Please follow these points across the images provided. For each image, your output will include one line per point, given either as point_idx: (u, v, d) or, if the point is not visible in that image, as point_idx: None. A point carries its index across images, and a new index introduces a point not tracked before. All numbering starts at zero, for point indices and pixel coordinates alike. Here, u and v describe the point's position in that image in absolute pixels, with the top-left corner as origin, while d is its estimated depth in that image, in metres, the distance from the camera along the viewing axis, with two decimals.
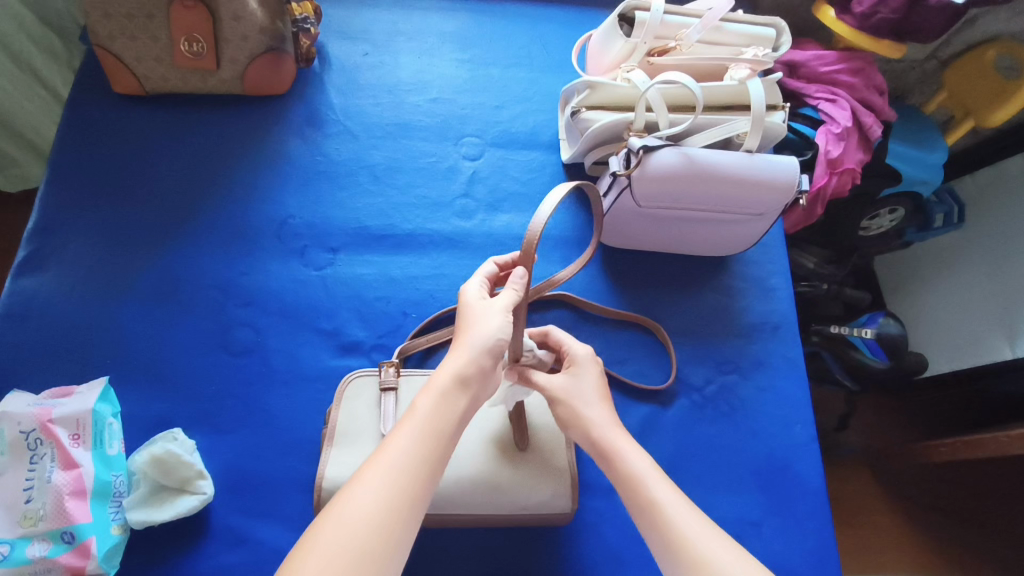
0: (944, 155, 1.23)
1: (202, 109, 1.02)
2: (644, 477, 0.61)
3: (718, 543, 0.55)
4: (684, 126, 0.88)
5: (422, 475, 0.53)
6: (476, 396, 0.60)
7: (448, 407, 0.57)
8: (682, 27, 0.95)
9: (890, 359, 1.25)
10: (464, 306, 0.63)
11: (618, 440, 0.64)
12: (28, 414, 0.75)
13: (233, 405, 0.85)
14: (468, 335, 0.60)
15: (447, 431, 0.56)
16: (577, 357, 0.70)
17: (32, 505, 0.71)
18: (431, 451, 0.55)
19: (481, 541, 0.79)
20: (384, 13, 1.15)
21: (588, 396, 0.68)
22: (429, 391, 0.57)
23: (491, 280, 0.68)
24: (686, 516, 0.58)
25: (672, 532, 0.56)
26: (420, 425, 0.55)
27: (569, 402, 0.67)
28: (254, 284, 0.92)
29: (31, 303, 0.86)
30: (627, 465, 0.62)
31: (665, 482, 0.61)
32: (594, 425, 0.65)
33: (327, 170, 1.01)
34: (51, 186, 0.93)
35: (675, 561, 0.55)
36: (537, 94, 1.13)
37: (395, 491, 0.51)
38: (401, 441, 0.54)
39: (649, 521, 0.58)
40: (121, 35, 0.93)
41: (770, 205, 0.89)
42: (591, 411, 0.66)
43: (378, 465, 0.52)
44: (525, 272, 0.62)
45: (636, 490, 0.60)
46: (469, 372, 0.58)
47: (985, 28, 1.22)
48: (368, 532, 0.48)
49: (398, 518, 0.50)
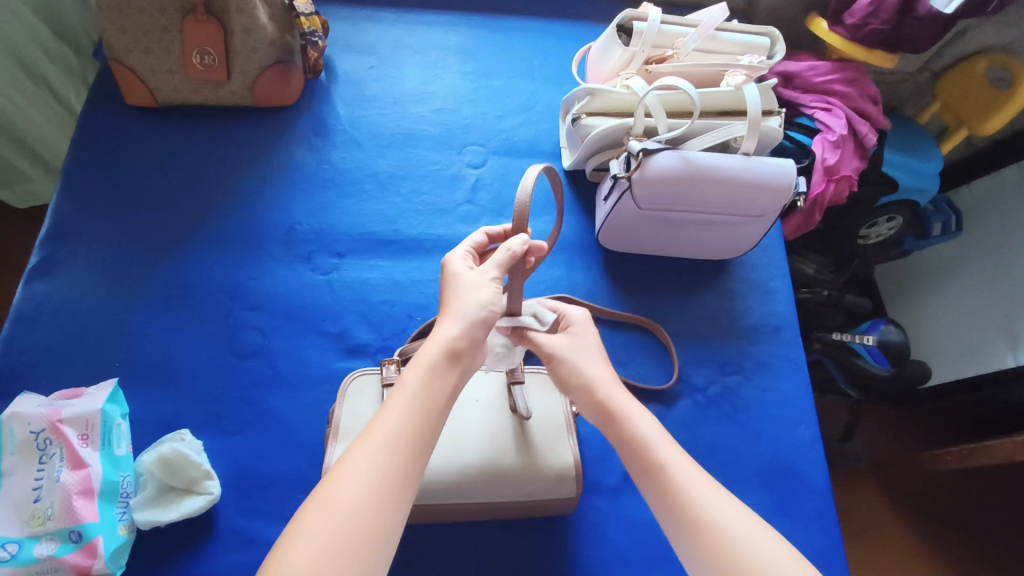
0: (939, 163, 1.26)
1: (212, 121, 1.05)
2: (650, 438, 0.61)
3: (727, 504, 0.56)
4: (682, 130, 0.91)
5: (413, 454, 0.53)
6: (465, 370, 0.61)
7: (437, 382, 0.58)
8: (678, 36, 0.98)
9: (893, 365, 1.26)
10: (451, 274, 0.66)
11: (621, 402, 0.64)
12: (37, 414, 0.76)
13: (240, 406, 0.85)
14: (457, 305, 0.62)
15: (437, 407, 0.57)
16: (574, 320, 0.71)
17: (41, 504, 0.72)
18: (422, 427, 0.55)
19: (487, 541, 0.79)
20: (389, 28, 1.18)
21: (590, 351, 0.69)
22: (419, 365, 0.58)
23: (479, 248, 0.72)
24: (692, 475, 0.58)
25: (677, 492, 0.57)
26: (409, 400, 0.56)
27: (573, 359, 0.67)
28: (262, 288, 0.93)
29: (42, 307, 0.87)
30: (632, 428, 0.62)
31: (671, 443, 0.61)
32: (598, 385, 0.65)
33: (333, 177, 1.03)
34: (63, 194, 0.95)
35: (680, 525, 0.56)
36: (538, 104, 1.15)
37: (385, 469, 0.51)
38: (391, 419, 0.54)
39: (655, 484, 0.59)
40: (135, 49, 0.96)
41: (768, 207, 0.91)
42: (595, 371, 0.67)
43: (367, 444, 0.52)
44: (525, 238, 0.66)
45: (642, 454, 0.61)
46: (459, 346, 0.60)
47: (976, 40, 1.25)
48: (360, 514, 0.48)
49: (389, 499, 0.50)
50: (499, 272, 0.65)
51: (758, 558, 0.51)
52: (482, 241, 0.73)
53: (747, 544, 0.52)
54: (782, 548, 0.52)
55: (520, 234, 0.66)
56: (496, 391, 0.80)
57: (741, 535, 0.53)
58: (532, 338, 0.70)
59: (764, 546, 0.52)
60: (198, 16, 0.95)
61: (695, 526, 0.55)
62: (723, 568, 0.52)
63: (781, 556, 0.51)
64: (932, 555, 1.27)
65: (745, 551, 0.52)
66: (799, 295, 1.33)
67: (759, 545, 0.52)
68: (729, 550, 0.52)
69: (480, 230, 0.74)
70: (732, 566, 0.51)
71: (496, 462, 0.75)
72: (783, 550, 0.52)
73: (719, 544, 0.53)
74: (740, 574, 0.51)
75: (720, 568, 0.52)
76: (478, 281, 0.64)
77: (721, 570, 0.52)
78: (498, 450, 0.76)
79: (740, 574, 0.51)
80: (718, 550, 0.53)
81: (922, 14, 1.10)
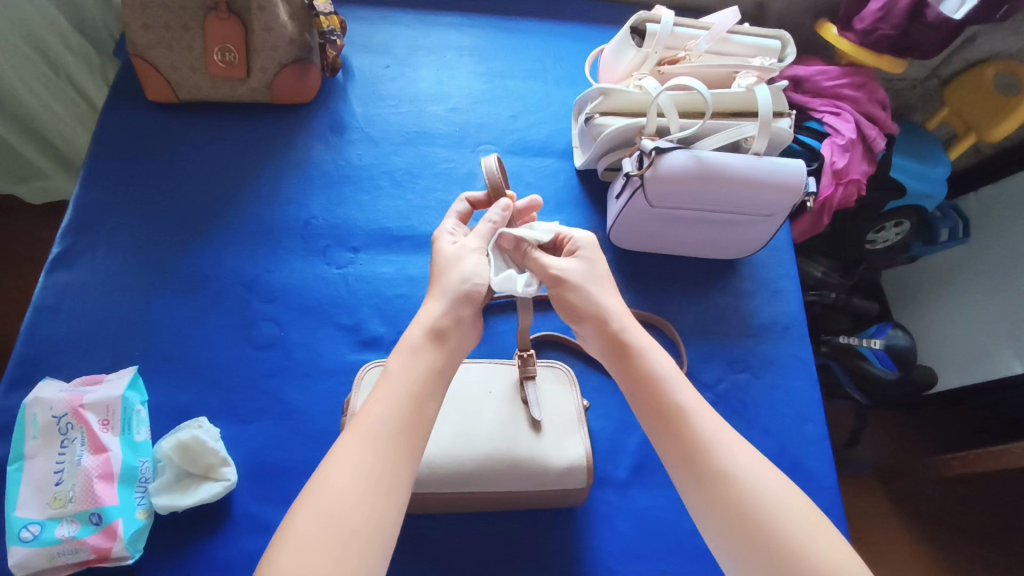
0: (948, 168, 1.26)
1: (231, 117, 1.07)
2: (666, 378, 0.61)
3: (742, 451, 0.57)
4: (694, 129, 0.92)
5: (401, 440, 0.53)
6: (454, 351, 0.61)
7: (423, 365, 0.58)
8: (690, 38, 1.01)
9: (899, 369, 1.27)
10: (439, 250, 0.69)
11: (637, 339, 0.64)
12: (60, 399, 0.78)
13: (255, 395, 0.87)
14: (442, 282, 0.65)
15: (424, 391, 0.56)
16: (581, 244, 0.71)
17: (62, 487, 0.73)
18: (412, 412, 0.55)
19: (498, 531, 0.80)
20: (405, 29, 1.20)
21: (602, 282, 0.69)
22: (401, 351, 0.58)
23: (463, 217, 0.77)
24: (711, 423, 0.59)
25: (692, 435, 0.57)
26: (395, 387, 0.55)
27: (583, 289, 0.67)
28: (277, 280, 0.95)
29: (63, 295, 0.89)
30: (648, 365, 0.62)
31: (686, 385, 0.62)
32: (615, 319, 0.65)
33: (349, 174, 1.05)
34: (85, 185, 0.97)
35: (695, 470, 0.56)
36: (550, 105, 1.17)
37: (374, 457, 0.51)
38: (378, 406, 0.54)
39: (670, 424, 0.59)
40: (158, 45, 0.98)
41: (779, 206, 0.92)
42: (609, 302, 0.67)
43: (356, 435, 0.52)
44: (505, 204, 0.72)
45: (657, 393, 0.61)
46: (442, 324, 0.60)
47: (984, 47, 1.26)
48: (354, 503, 0.48)
49: (383, 486, 0.50)
50: (483, 242, 0.69)
51: (773, 508, 0.52)
52: (463, 210, 0.78)
53: (760, 494, 0.53)
54: (795, 498, 0.54)
55: (500, 202, 0.73)
56: (508, 383, 0.82)
57: (754, 482, 0.54)
58: (537, 256, 0.70)
59: (775, 494, 0.53)
60: (219, 14, 0.96)
61: (708, 470, 0.56)
62: (739, 518, 0.53)
63: (794, 505, 0.53)
64: (937, 559, 1.27)
65: (758, 498, 0.53)
66: (807, 298, 1.35)
67: (770, 490, 0.54)
68: (745, 499, 0.53)
69: (458, 200, 0.78)
70: (743, 512, 0.53)
71: (510, 453, 0.76)
72: (792, 498, 0.53)
73: (731, 491, 0.54)
74: (750, 520, 0.52)
75: (728, 512, 0.53)
76: (467, 248, 0.68)
77: (732, 515, 0.53)
78: (511, 441, 0.77)
79: (751, 519, 0.52)
80: (734, 501, 0.53)
81: (930, 20, 1.12)
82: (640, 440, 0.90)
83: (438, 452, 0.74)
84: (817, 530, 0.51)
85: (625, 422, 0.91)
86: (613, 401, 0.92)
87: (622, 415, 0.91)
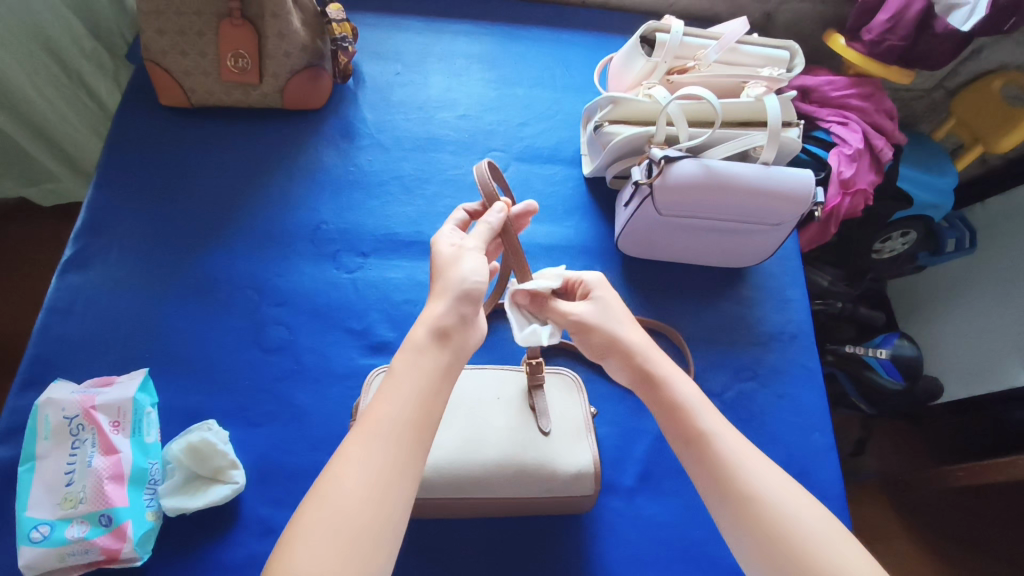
0: (954, 179, 1.27)
1: (244, 122, 1.08)
2: (691, 407, 0.61)
3: (771, 478, 0.56)
4: (703, 139, 0.92)
5: (410, 442, 0.52)
6: (460, 349, 0.60)
7: (429, 362, 0.57)
8: (700, 48, 1.01)
9: (906, 379, 1.26)
10: (437, 252, 0.67)
11: (659, 366, 0.64)
12: (72, 400, 0.78)
13: (264, 399, 0.87)
14: (442, 283, 0.62)
15: (431, 388, 0.56)
16: (591, 285, 0.71)
17: (73, 487, 0.74)
18: (419, 412, 0.54)
19: (505, 537, 0.81)
20: (416, 36, 1.21)
21: (620, 318, 0.68)
22: (407, 348, 0.58)
23: (463, 225, 0.76)
24: (738, 448, 0.58)
25: (720, 461, 0.57)
26: (402, 386, 0.55)
27: (602, 325, 0.67)
28: (287, 284, 0.95)
29: (76, 297, 0.90)
30: (671, 395, 0.62)
31: (711, 411, 0.61)
32: (636, 348, 0.65)
33: (359, 180, 1.06)
34: (98, 189, 0.98)
35: (724, 497, 0.56)
36: (559, 113, 1.18)
37: (382, 459, 0.50)
38: (385, 405, 0.53)
39: (696, 453, 0.59)
40: (172, 51, 0.99)
41: (788, 216, 0.93)
42: (627, 333, 0.67)
43: (363, 435, 0.52)
44: (502, 207, 0.72)
45: (682, 423, 0.60)
46: (446, 324, 0.59)
47: (992, 58, 1.26)
48: (360, 506, 0.48)
49: (390, 490, 0.49)
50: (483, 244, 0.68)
51: (804, 532, 0.52)
52: (463, 217, 0.76)
53: (790, 519, 0.53)
54: (825, 521, 0.53)
55: (497, 204, 0.72)
56: (517, 389, 0.83)
57: (784, 508, 0.54)
58: (555, 306, 0.71)
59: (804, 519, 0.53)
60: (233, 20, 0.97)
61: (737, 498, 0.55)
62: (771, 544, 0.52)
63: (823, 530, 0.52)
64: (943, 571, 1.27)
65: (788, 525, 0.52)
66: (813, 306, 1.35)
67: (799, 515, 0.53)
68: (775, 525, 0.53)
69: (457, 209, 0.77)
70: (774, 538, 0.52)
71: (517, 458, 0.76)
72: (820, 520, 0.53)
73: (761, 517, 0.53)
74: (780, 546, 0.52)
75: (761, 538, 0.53)
76: (466, 249, 0.66)
77: (762, 543, 0.52)
78: (519, 447, 0.77)
79: (782, 545, 0.52)
80: (765, 527, 0.53)
81: (939, 31, 1.12)
82: (647, 448, 0.90)
83: (446, 457, 0.75)
84: (848, 553, 0.51)
85: (631, 430, 0.91)
86: (620, 408, 0.93)
87: (629, 423, 0.92)
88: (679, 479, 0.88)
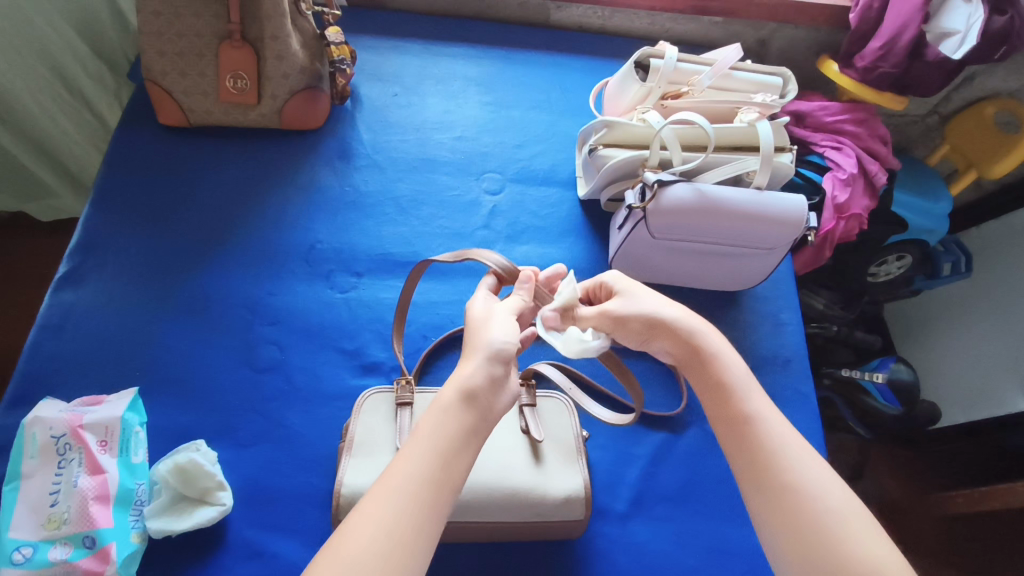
0: (949, 204, 1.27)
1: (243, 141, 1.09)
2: (737, 387, 0.60)
3: (810, 466, 0.55)
4: (696, 163, 0.94)
5: (428, 502, 0.49)
6: (488, 411, 0.56)
7: (455, 423, 0.53)
8: (693, 74, 1.03)
9: (902, 404, 1.24)
10: (473, 316, 0.63)
11: (710, 343, 0.63)
12: (59, 419, 0.77)
13: (255, 419, 0.86)
14: (474, 343, 0.59)
15: (454, 448, 0.52)
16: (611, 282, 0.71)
17: (57, 508, 0.72)
18: (440, 471, 0.51)
19: (494, 562, 0.80)
20: (415, 59, 1.23)
21: (657, 296, 0.67)
22: (433, 408, 0.54)
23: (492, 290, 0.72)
24: (780, 431, 0.57)
25: (762, 444, 0.56)
26: (422, 445, 0.52)
27: (641, 307, 0.66)
28: (281, 303, 0.95)
29: (67, 316, 0.89)
30: (719, 371, 0.61)
31: (757, 393, 0.60)
32: (682, 325, 0.64)
33: (355, 200, 1.06)
34: (96, 207, 0.98)
35: (760, 482, 0.55)
36: (554, 136, 1.19)
37: (398, 516, 0.47)
38: (407, 463, 0.50)
39: (736, 431, 0.58)
40: (172, 71, 1.00)
41: (780, 240, 0.93)
42: (668, 310, 0.65)
43: (380, 490, 0.49)
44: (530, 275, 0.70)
45: (727, 401, 0.60)
46: (475, 386, 0.55)
47: (983, 85, 1.27)
48: (369, 562, 0.44)
49: (403, 547, 0.46)
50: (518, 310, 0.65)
51: (839, 525, 0.50)
52: (493, 282, 0.72)
53: (824, 504, 0.52)
54: (859, 511, 0.52)
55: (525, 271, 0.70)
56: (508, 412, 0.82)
57: (824, 500, 0.52)
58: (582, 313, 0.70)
59: (842, 510, 0.51)
60: (233, 42, 0.98)
61: (772, 483, 0.54)
62: (803, 530, 0.51)
63: (856, 520, 0.51)
64: None
65: (823, 513, 0.51)
66: (809, 330, 1.35)
67: (834, 504, 0.52)
68: (814, 511, 0.52)
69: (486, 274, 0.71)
70: (801, 521, 0.51)
71: (505, 481, 0.76)
72: (856, 514, 0.51)
73: (794, 503, 0.52)
74: (810, 531, 0.51)
75: (793, 523, 0.52)
76: (496, 310, 0.64)
77: (790, 527, 0.52)
78: (509, 470, 0.77)
79: (811, 530, 0.51)
80: (794, 512, 0.52)
81: (930, 59, 1.12)
82: (640, 473, 0.89)
83: None
84: (875, 540, 0.50)
85: (623, 454, 0.90)
86: (612, 432, 0.92)
87: (622, 447, 0.91)
88: (672, 504, 0.87)
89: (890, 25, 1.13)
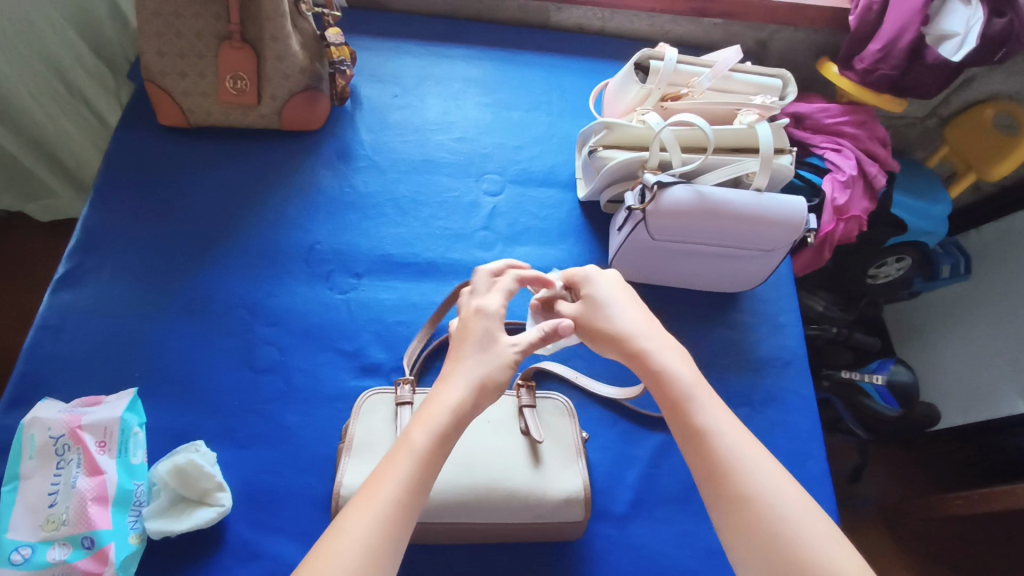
0: (947, 206, 1.27)
1: (243, 142, 1.09)
2: (689, 399, 0.60)
3: (768, 475, 0.55)
4: (695, 165, 0.94)
5: (406, 521, 0.52)
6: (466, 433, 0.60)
7: (440, 446, 0.57)
8: (693, 75, 1.03)
9: (902, 406, 1.24)
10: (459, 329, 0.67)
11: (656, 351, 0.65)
12: (58, 420, 0.78)
13: (254, 420, 0.86)
14: (461, 362, 0.63)
15: (435, 470, 0.56)
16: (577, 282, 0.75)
17: (56, 508, 0.72)
18: (420, 491, 0.54)
19: (493, 563, 0.80)
20: (415, 60, 1.23)
21: (615, 304, 0.71)
22: (421, 427, 0.57)
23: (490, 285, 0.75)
24: (733, 440, 0.57)
25: (715, 457, 0.56)
26: (407, 464, 0.54)
27: (599, 319, 0.70)
28: (281, 305, 0.95)
29: (66, 316, 0.89)
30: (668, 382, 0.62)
31: (710, 403, 0.60)
32: (628, 336, 0.67)
33: (355, 202, 1.06)
34: (96, 208, 0.98)
35: (722, 496, 0.55)
36: (554, 137, 1.19)
37: (379, 535, 0.50)
38: (390, 482, 0.53)
39: (692, 445, 0.58)
40: (172, 72, 1.00)
41: (779, 242, 0.93)
42: (621, 319, 0.69)
43: (362, 507, 0.51)
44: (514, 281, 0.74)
45: (681, 415, 0.60)
46: (462, 410, 0.59)
47: (983, 88, 1.28)
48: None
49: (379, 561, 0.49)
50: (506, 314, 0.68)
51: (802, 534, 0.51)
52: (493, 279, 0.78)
53: (783, 515, 0.52)
54: (819, 519, 0.52)
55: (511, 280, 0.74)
56: (507, 414, 0.82)
57: (785, 509, 0.52)
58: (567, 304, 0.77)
59: (802, 519, 0.52)
60: (233, 43, 0.98)
61: (732, 498, 0.54)
62: (767, 544, 0.51)
63: (815, 528, 0.51)
64: None
65: (787, 525, 0.51)
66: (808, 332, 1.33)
67: (796, 513, 0.52)
68: (777, 522, 0.52)
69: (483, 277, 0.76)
70: (764, 534, 0.51)
71: (505, 482, 0.75)
72: (817, 523, 0.52)
73: (755, 517, 0.52)
74: (774, 542, 0.51)
75: (755, 536, 0.52)
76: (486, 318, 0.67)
77: (754, 540, 0.52)
78: (508, 472, 0.77)
79: (777, 541, 0.51)
80: (757, 526, 0.52)
81: (929, 61, 1.11)
82: (639, 475, 0.89)
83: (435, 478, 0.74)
84: (835, 546, 0.50)
85: (623, 455, 0.90)
86: (612, 433, 0.92)
87: (622, 448, 0.91)
88: (672, 506, 0.87)
89: (890, 28, 1.13)
